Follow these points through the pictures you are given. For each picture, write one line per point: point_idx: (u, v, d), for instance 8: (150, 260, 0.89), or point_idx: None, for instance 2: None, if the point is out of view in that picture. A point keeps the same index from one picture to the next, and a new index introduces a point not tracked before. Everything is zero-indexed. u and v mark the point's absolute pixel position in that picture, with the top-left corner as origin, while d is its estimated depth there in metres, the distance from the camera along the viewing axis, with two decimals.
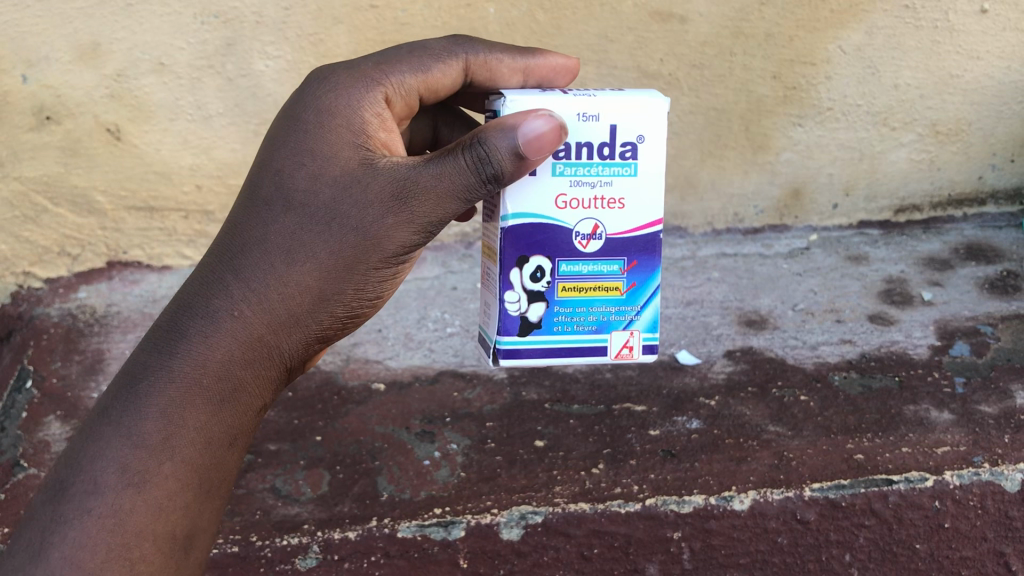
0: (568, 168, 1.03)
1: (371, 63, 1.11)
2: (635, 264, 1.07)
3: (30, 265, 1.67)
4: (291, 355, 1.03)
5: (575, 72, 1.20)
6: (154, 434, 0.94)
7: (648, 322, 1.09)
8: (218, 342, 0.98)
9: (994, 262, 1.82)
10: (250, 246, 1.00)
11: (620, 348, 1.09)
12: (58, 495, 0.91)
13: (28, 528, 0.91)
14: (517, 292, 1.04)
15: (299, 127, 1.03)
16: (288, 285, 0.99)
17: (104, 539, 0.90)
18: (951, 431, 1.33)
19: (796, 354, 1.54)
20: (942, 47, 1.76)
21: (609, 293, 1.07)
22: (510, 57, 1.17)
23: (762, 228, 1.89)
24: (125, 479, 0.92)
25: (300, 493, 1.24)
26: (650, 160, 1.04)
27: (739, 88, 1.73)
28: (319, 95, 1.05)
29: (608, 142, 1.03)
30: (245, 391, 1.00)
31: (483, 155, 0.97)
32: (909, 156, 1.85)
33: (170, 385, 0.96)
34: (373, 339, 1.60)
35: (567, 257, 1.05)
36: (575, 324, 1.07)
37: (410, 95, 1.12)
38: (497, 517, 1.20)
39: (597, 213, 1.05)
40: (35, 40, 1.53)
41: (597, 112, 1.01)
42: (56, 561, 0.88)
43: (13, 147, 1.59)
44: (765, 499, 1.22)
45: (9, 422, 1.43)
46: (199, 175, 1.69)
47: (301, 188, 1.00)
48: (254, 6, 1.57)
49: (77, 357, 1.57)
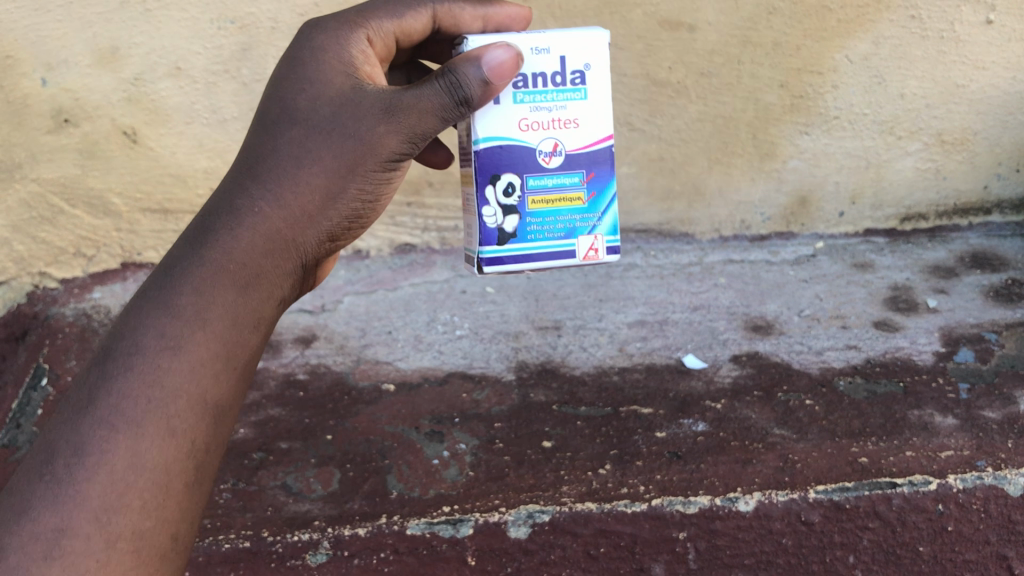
0: (527, 95, 1.07)
1: (352, 11, 1.14)
2: (594, 176, 1.11)
3: (46, 265, 1.70)
4: (307, 251, 1.04)
5: (530, 20, 1.23)
6: (186, 302, 0.92)
7: (610, 226, 1.13)
8: (246, 227, 0.98)
9: (999, 270, 1.83)
10: (267, 157, 1.02)
11: (585, 252, 1.12)
12: (98, 364, 0.88)
13: (68, 400, 0.87)
14: (491, 207, 1.08)
15: (295, 63, 1.06)
16: (303, 182, 1.02)
17: (143, 398, 0.87)
18: (955, 435, 1.34)
19: (803, 359, 1.56)
20: (948, 56, 1.76)
21: (574, 203, 1.11)
22: (471, 6, 1.20)
23: (769, 235, 1.91)
24: (160, 341, 0.89)
25: (311, 490, 1.26)
26: (599, 86, 1.09)
27: (747, 96, 1.75)
28: (312, 37, 1.09)
29: (559, 71, 1.07)
30: (271, 275, 0.99)
31: (455, 79, 1.01)
32: (915, 164, 1.87)
33: (202, 263, 0.94)
34: (383, 341, 1.62)
35: (534, 173, 1.09)
36: (546, 232, 1.10)
37: (388, 39, 1.16)
38: (506, 515, 1.21)
39: (557, 133, 1.09)
40: (54, 44, 1.55)
41: (547, 46, 1.06)
42: (101, 419, 0.85)
43: (32, 149, 1.61)
44: (770, 500, 1.23)
45: (25, 419, 1.47)
46: (214, 178, 1.72)
47: (304, 105, 1.03)
48: (271, 11, 1.60)
49: (92, 356, 1.59)
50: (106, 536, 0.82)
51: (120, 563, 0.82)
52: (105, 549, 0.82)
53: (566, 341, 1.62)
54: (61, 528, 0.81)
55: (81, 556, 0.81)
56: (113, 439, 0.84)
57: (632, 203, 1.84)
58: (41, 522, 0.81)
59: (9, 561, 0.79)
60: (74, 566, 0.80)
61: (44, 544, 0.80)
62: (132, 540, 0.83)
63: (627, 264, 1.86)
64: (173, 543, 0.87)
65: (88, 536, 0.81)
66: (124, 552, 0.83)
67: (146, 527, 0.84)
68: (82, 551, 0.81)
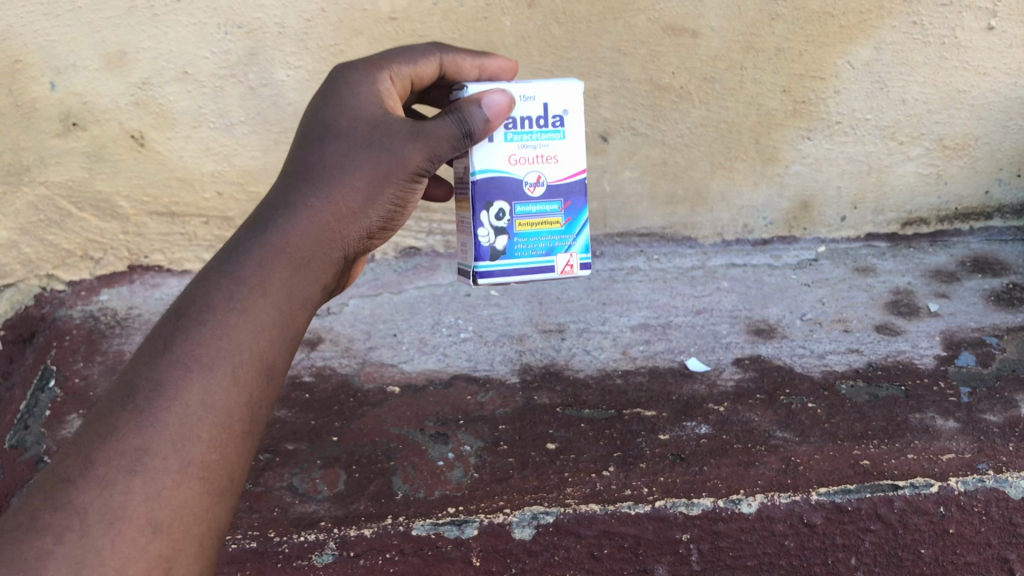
0: (516, 134, 1.15)
1: (372, 58, 1.17)
2: (572, 203, 1.20)
3: (54, 268, 1.73)
4: (348, 249, 1.02)
5: (516, 70, 1.31)
6: (252, 269, 0.90)
7: (583, 245, 1.22)
8: (301, 214, 0.97)
9: (1000, 274, 1.85)
10: (315, 159, 1.02)
11: (562, 269, 1.21)
12: (173, 319, 0.85)
13: (142, 346, 0.84)
14: (484, 228, 1.16)
15: (338, 86, 1.10)
16: (349, 182, 1.02)
17: (218, 344, 0.84)
18: (956, 439, 1.35)
19: (805, 363, 1.57)
20: (949, 63, 1.77)
21: (554, 226, 1.19)
22: (468, 56, 1.26)
23: (772, 239, 1.93)
24: (232, 299, 0.87)
25: (318, 491, 1.28)
26: (577, 129, 1.19)
27: (750, 101, 1.76)
28: (347, 71, 1.13)
29: (542, 115, 1.16)
30: (321, 262, 0.97)
31: (461, 113, 1.07)
32: (916, 169, 1.88)
33: (262, 242, 0.93)
34: (388, 343, 1.64)
35: (521, 200, 1.17)
36: (531, 251, 1.19)
37: (406, 81, 1.18)
38: (510, 517, 1.22)
39: (540, 167, 1.17)
40: (64, 49, 1.56)
41: (532, 93, 1.15)
42: (179, 357, 0.82)
43: (41, 152, 1.62)
44: (773, 502, 1.24)
45: (34, 420, 1.48)
46: (220, 182, 1.73)
47: (348, 117, 1.06)
48: (277, 16, 1.59)
49: (99, 358, 1.61)
50: (180, 461, 0.78)
51: (188, 493, 0.78)
52: (179, 474, 0.77)
53: (569, 344, 1.63)
54: (141, 448, 0.76)
55: (160, 475, 0.76)
56: (189, 375, 0.81)
57: (635, 207, 1.86)
58: (122, 440, 0.76)
59: (95, 474, 0.74)
60: (154, 485, 0.76)
61: (123, 463, 0.75)
62: (201, 472, 0.79)
63: (630, 268, 1.88)
64: (231, 486, 0.82)
65: (166, 457, 0.77)
66: (193, 481, 0.78)
67: (213, 460, 0.80)
68: (161, 471, 0.76)
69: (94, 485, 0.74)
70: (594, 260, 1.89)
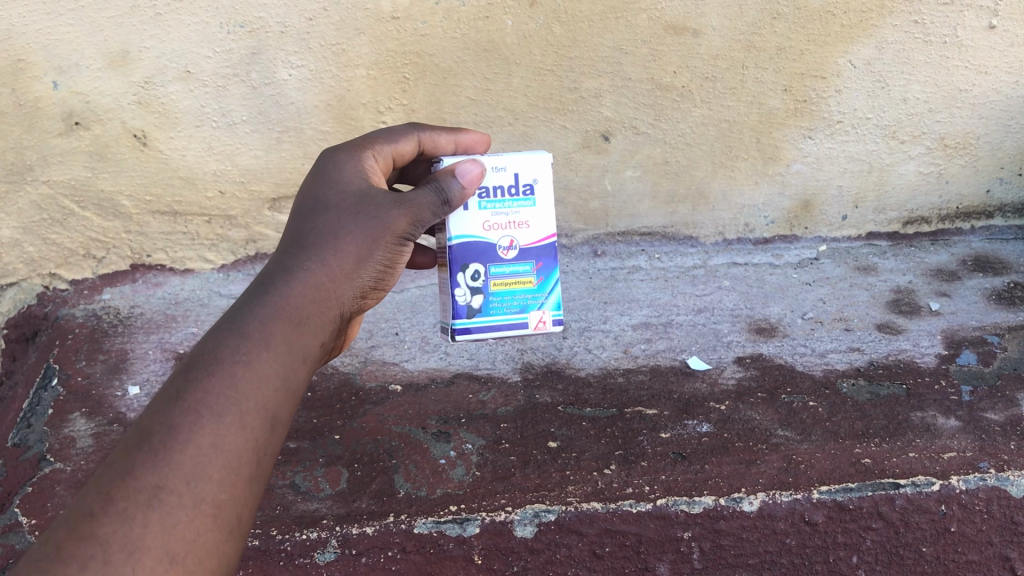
0: (488, 203, 1.20)
1: (356, 139, 1.20)
2: (544, 264, 1.24)
3: (57, 266, 1.74)
4: (345, 307, 1.04)
5: (490, 142, 1.32)
6: (257, 324, 0.93)
7: (555, 302, 1.26)
8: (301, 274, 1.00)
9: (1001, 273, 1.87)
10: (312, 223, 1.05)
11: (534, 326, 1.25)
12: (183, 370, 0.87)
13: (155, 397, 0.86)
14: (461, 287, 1.20)
15: (328, 162, 1.14)
16: (344, 244, 1.04)
17: (226, 393, 0.86)
18: (957, 437, 1.35)
19: (806, 361, 1.57)
20: (951, 62, 1.76)
21: (526, 284, 1.24)
22: (445, 133, 1.27)
23: (773, 238, 1.93)
24: (238, 351, 0.89)
25: (320, 489, 1.28)
26: (546, 198, 1.23)
27: (751, 100, 1.75)
28: (335, 149, 1.17)
29: (513, 185, 1.21)
30: (321, 319, 0.99)
31: (438, 183, 1.12)
32: (917, 169, 1.88)
33: (266, 300, 0.96)
34: (390, 342, 1.64)
35: (495, 262, 1.21)
36: (506, 308, 1.23)
37: (389, 159, 1.21)
38: (512, 515, 1.23)
39: (513, 232, 1.22)
40: (65, 48, 1.55)
41: (503, 165, 1.20)
42: (191, 404, 0.84)
43: (42, 152, 1.62)
44: (774, 501, 1.24)
45: (37, 418, 1.48)
46: (222, 181, 1.73)
47: (339, 188, 1.09)
48: (279, 15, 1.57)
49: (102, 357, 1.61)
50: (193, 498, 0.80)
51: (201, 528, 0.80)
52: (192, 510, 0.79)
53: (571, 343, 1.63)
54: (157, 485, 0.79)
55: (175, 511, 0.78)
56: (200, 421, 0.83)
57: (636, 206, 1.86)
58: (140, 478, 0.78)
59: (115, 507, 0.77)
60: (169, 519, 0.78)
61: (141, 499, 0.78)
62: (213, 509, 0.81)
63: (631, 267, 1.89)
64: (239, 525, 0.84)
65: (180, 493, 0.79)
66: (205, 517, 0.80)
67: (223, 499, 0.82)
68: (175, 506, 0.79)
69: (115, 517, 0.76)
70: (594, 259, 1.90)
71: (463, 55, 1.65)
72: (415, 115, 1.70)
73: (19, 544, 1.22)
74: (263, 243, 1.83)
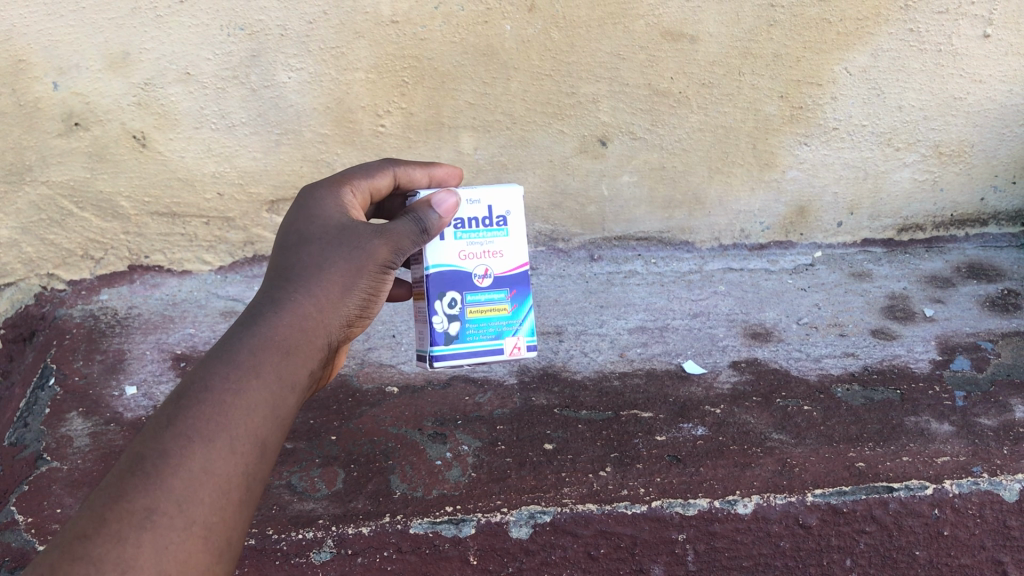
0: (464, 233, 1.21)
1: (334, 174, 1.21)
2: (518, 291, 1.25)
3: (55, 267, 1.74)
4: (333, 335, 1.04)
5: (463, 174, 1.30)
6: (245, 353, 0.93)
7: (529, 328, 1.25)
8: (288, 304, 1.00)
9: (995, 281, 1.89)
10: (298, 256, 1.06)
11: (510, 351, 1.25)
12: (175, 399, 0.88)
13: (146, 424, 0.86)
14: (439, 314, 1.20)
15: (310, 197, 1.15)
16: (330, 273, 1.05)
17: (216, 420, 0.87)
18: (951, 442, 1.36)
19: (800, 366, 1.58)
20: (945, 70, 1.78)
21: (500, 311, 1.24)
22: (418, 166, 1.27)
23: (768, 244, 1.94)
24: (227, 379, 0.90)
25: (316, 489, 1.28)
26: (520, 228, 1.25)
27: (748, 107, 1.77)
28: (316, 184, 1.18)
29: (487, 216, 1.23)
30: (310, 348, 0.99)
31: (416, 214, 1.14)
32: (912, 176, 1.89)
33: (254, 329, 0.96)
34: (387, 344, 1.65)
35: (471, 290, 1.22)
36: (483, 334, 1.23)
37: (366, 194, 1.20)
38: (507, 516, 1.23)
39: (488, 261, 1.23)
40: (66, 49, 1.55)
41: (477, 197, 1.22)
42: (182, 429, 0.85)
43: (42, 152, 1.62)
44: (767, 503, 1.25)
45: (33, 418, 1.48)
46: (221, 183, 1.74)
47: (322, 222, 1.10)
48: (279, 18, 1.58)
49: (99, 357, 1.62)
50: (185, 520, 0.80)
51: (192, 550, 0.80)
52: (184, 532, 0.80)
53: (567, 346, 1.64)
54: (149, 508, 0.79)
55: (166, 533, 0.79)
56: (191, 445, 0.84)
57: (634, 210, 1.87)
58: (132, 501, 0.79)
59: (108, 529, 0.77)
60: (161, 541, 0.78)
61: (134, 520, 0.78)
62: (204, 531, 0.81)
63: (628, 271, 1.90)
64: (229, 549, 0.84)
65: (173, 515, 0.80)
66: (197, 539, 0.81)
67: (214, 521, 0.82)
68: (168, 528, 0.79)
69: (108, 538, 0.77)
70: (592, 263, 1.90)
71: (462, 59, 1.66)
72: (414, 118, 1.71)
73: (16, 542, 1.22)
74: (262, 244, 1.83)
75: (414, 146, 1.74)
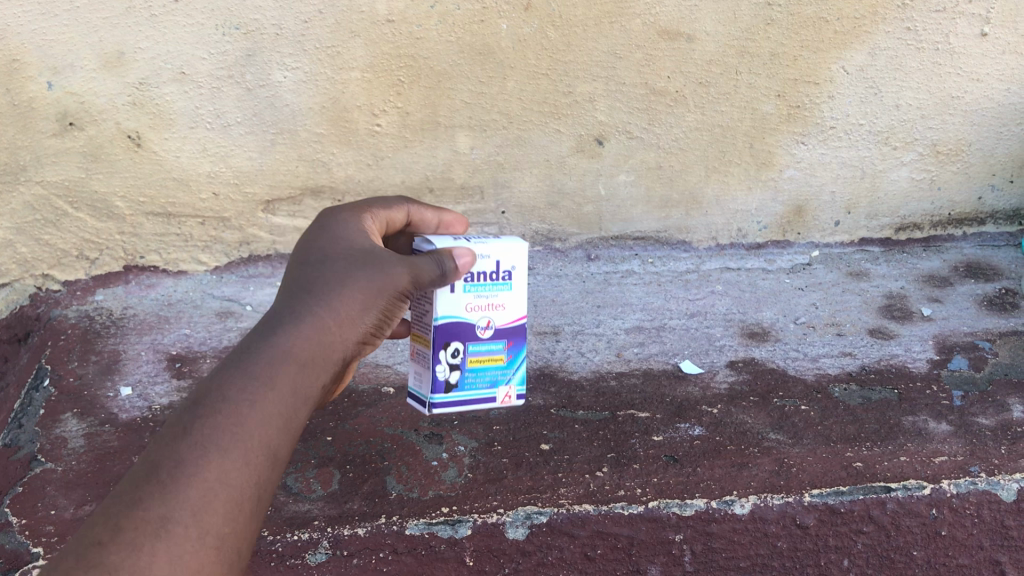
0: (471, 286, 1.19)
1: (355, 203, 1.22)
2: (515, 342, 1.25)
3: (49, 267, 1.73)
4: (350, 352, 1.03)
5: (467, 225, 1.36)
6: (264, 366, 0.92)
7: (521, 377, 1.28)
8: (307, 317, 0.99)
9: (993, 280, 1.88)
10: (319, 270, 1.05)
11: (501, 399, 1.27)
12: (191, 408, 0.87)
13: (162, 432, 0.86)
14: (442, 363, 1.20)
15: (333, 219, 1.15)
16: (351, 289, 1.04)
17: (232, 431, 0.86)
18: (948, 441, 1.36)
19: (797, 366, 1.58)
20: (942, 68, 1.78)
21: (497, 361, 1.25)
22: (430, 209, 1.31)
23: (765, 244, 1.94)
24: (245, 391, 0.89)
25: (311, 490, 1.27)
26: (522, 282, 1.24)
27: (744, 105, 1.76)
28: (340, 209, 1.18)
29: (494, 271, 1.20)
30: (328, 363, 0.98)
31: (440, 256, 1.11)
32: (910, 174, 1.89)
33: (273, 342, 0.95)
34: (383, 345, 1.64)
35: (473, 341, 1.21)
36: (479, 383, 1.24)
37: (383, 223, 1.22)
38: (503, 517, 1.23)
39: (491, 313, 1.22)
40: (61, 48, 1.55)
41: (487, 254, 1.19)
42: (198, 439, 0.84)
43: (36, 151, 1.62)
44: (765, 503, 1.25)
45: (28, 419, 1.47)
46: (216, 183, 1.73)
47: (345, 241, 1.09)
48: (275, 17, 1.58)
49: (94, 358, 1.61)
50: (199, 531, 0.80)
51: (204, 561, 0.79)
52: (198, 543, 0.79)
53: (564, 347, 1.64)
54: (164, 517, 0.78)
55: (181, 543, 0.78)
56: (206, 456, 0.83)
57: (631, 210, 1.87)
58: (147, 510, 0.78)
59: (123, 537, 0.76)
60: (176, 551, 0.78)
61: (149, 529, 0.77)
62: (217, 542, 0.81)
63: (625, 271, 1.89)
64: (240, 560, 0.83)
65: (187, 525, 0.79)
66: (210, 550, 0.80)
67: (227, 532, 0.82)
68: (182, 538, 0.78)
69: (123, 547, 0.76)
70: (589, 263, 1.90)
71: (458, 58, 1.65)
72: (409, 117, 1.70)
73: (9, 544, 1.21)
74: (257, 244, 1.82)
75: (410, 146, 1.73)
